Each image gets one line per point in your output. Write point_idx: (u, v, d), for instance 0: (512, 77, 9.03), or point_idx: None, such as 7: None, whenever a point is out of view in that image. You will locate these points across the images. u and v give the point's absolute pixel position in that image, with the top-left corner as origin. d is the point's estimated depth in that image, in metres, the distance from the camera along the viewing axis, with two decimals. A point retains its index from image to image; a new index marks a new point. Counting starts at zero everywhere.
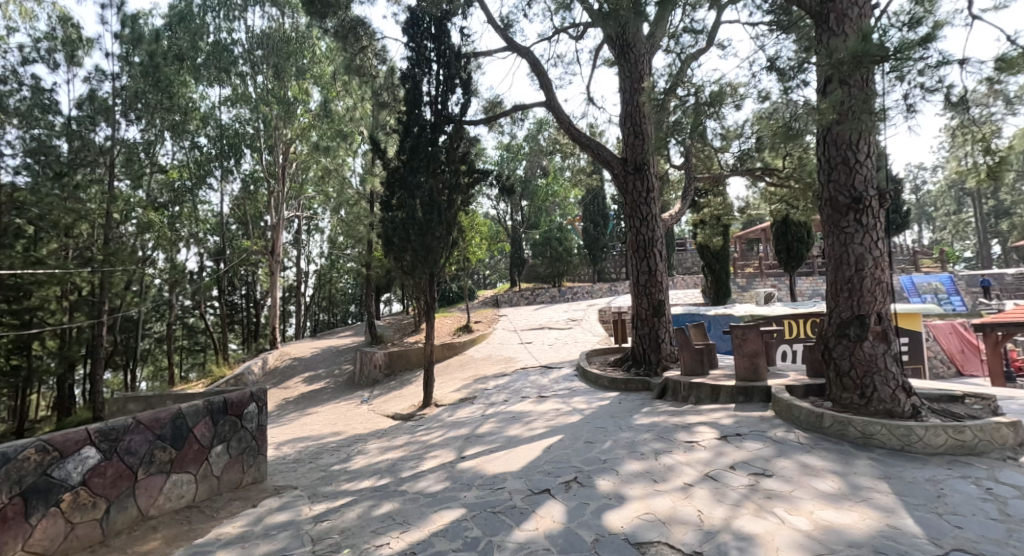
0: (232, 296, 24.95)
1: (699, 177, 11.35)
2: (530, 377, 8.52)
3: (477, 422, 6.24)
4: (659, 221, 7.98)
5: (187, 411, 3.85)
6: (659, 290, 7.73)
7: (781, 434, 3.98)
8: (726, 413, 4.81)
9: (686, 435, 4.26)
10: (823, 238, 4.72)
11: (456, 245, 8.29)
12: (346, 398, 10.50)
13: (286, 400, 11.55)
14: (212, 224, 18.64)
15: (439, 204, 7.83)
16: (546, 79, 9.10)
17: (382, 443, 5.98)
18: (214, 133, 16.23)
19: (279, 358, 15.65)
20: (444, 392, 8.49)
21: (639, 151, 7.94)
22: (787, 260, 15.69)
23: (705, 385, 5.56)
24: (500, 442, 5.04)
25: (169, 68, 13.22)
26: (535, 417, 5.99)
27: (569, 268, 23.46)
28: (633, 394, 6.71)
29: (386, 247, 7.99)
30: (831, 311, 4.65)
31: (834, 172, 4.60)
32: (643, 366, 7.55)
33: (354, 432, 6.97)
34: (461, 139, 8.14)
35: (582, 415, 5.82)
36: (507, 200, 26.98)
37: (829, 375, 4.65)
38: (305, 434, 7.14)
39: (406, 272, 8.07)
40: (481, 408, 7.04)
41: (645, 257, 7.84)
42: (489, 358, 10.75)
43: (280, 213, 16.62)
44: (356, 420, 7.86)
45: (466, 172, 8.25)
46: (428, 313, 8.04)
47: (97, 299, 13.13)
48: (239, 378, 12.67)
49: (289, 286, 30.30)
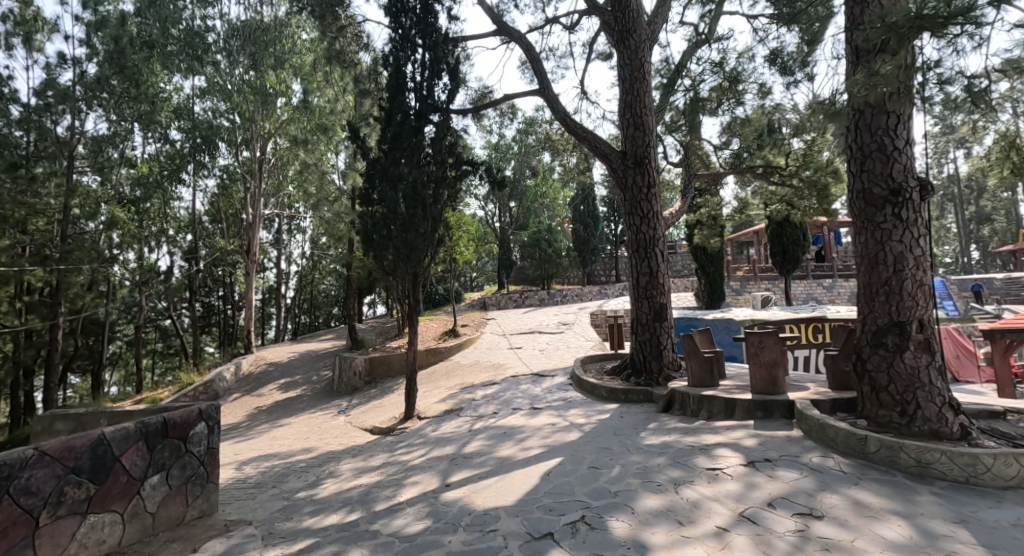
0: (208, 298, 23.92)
1: (698, 174, 10.86)
2: (521, 386, 7.92)
3: (465, 439, 5.61)
4: (661, 219, 7.45)
5: (112, 436, 3.21)
6: (661, 293, 7.20)
7: (818, 460, 3.43)
8: (746, 432, 4.26)
9: (706, 460, 3.69)
10: (856, 235, 4.21)
11: (443, 243, 7.64)
12: (323, 407, 9.79)
13: (258, 409, 10.78)
14: (185, 221, 17.70)
15: (424, 197, 7.17)
16: (540, 68, 8.55)
17: (357, 463, 5.32)
18: (185, 126, 15.33)
19: (255, 363, 14.77)
20: (428, 402, 7.83)
21: (640, 144, 7.41)
22: (783, 264, 15.29)
23: (719, 398, 5.01)
24: (491, 466, 4.41)
25: (140, 57, 12.44)
26: (529, 433, 5.38)
27: (558, 270, 22.91)
28: (636, 406, 6.15)
29: (365, 244, 7.35)
30: (864, 316, 4.13)
31: (868, 160, 4.10)
32: (643, 376, 6.99)
33: (327, 448, 6.29)
34: (448, 130, 7.53)
35: (582, 431, 5.24)
36: (496, 201, 26.38)
37: (861, 390, 4.12)
38: (272, 450, 6.43)
39: (387, 272, 7.41)
40: (469, 422, 6.40)
41: (646, 258, 7.30)
42: (477, 365, 10.11)
43: (256, 211, 15.80)
44: (330, 434, 7.16)
45: (454, 163, 7.59)
46: (412, 317, 7.38)
47: (53, 301, 12.30)
48: (209, 384, 11.82)
49: (269, 287, 29.27)
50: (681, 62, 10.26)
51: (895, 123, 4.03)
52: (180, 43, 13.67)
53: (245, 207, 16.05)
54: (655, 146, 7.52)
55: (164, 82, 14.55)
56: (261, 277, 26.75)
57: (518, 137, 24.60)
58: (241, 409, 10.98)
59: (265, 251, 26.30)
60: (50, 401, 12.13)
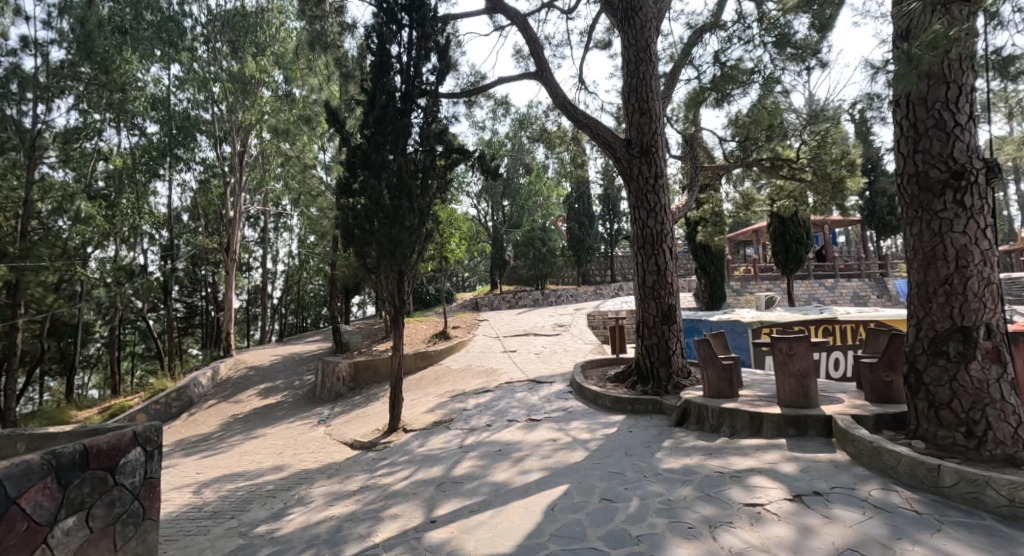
0: (190, 297, 23.08)
1: (704, 168, 10.19)
2: (517, 394, 7.31)
3: (455, 457, 4.99)
4: (669, 213, 6.87)
5: (10, 472, 2.51)
6: (669, 293, 6.62)
7: (880, 495, 2.84)
8: (781, 454, 3.68)
9: (742, 491, 3.10)
10: (907, 227, 3.64)
11: (432, 238, 6.98)
12: (303, 415, 9.12)
13: (233, 417, 10.07)
14: (163, 217, 16.89)
15: (410, 187, 6.49)
16: (538, 50, 7.98)
17: (331, 487, 4.68)
18: (161, 117, 14.47)
19: (234, 366, 14.01)
20: (415, 412, 7.19)
21: (646, 131, 6.84)
22: (785, 262, 14.78)
23: (743, 411, 4.43)
24: (484, 494, 3.79)
25: (112, 44, 11.57)
26: (527, 452, 4.76)
27: (552, 270, 22.30)
28: (644, 419, 5.58)
29: (346, 240, 6.63)
30: (919, 320, 3.55)
31: (924, 140, 3.52)
32: (650, 383, 6.40)
33: (301, 466, 5.64)
34: (437, 115, 6.92)
35: (586, 448, 4.65)
36: (488, 199, 25.81)
37: (915, 405, 3.55)
38: (239, 468, 5.77)
39: (368, 271, 6.70)
40: (459, 436, 5.78)
41: (653, 254, 6.71)
42: (469, 370, 9.49)
43: (237, 206, 15.02)
44: (307, 448, 6.51)
45: (445, 151, 6.92)
46: (397, 319, 6.72)
47: (13, 300, 11.61)
48: (181, 391, 11.21)
49: (255, 287, 28.42)
50: (685, 50, 9.74)
51: (957, 95, 3.46)
52: (150, 28, 12.54)
53: (225, 203, 15.27)
54: (663, 133, 6.96)
55: (139, 71, 13.58)
56: (245, 277, 25.95)
57: (510, 134, 24.10)
58: (216, 417, 10.28)
59: (250, 249, 25.46)
60: (8, 410, 11.34)
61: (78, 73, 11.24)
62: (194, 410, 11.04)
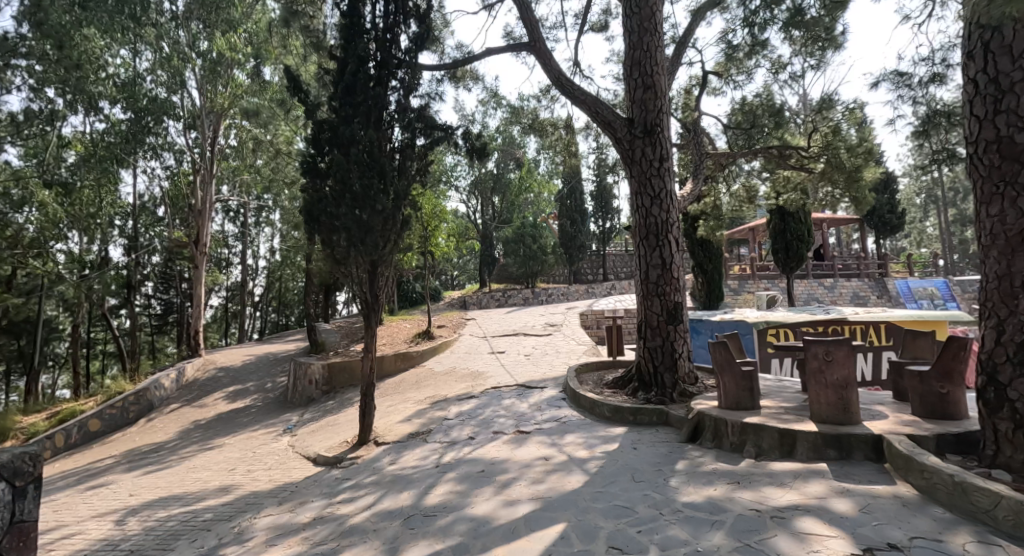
0: (164, 294, 22.01)
1: (710, 154, 9.29)
2: (504, 401, 6.58)
3: (430, 480, 4.23)
4: (674, 200, 6.18)
5: None
6: (674, 289, 5.92)
7: (981, 553, 2.15)
8: (828, 486, 2.98)
9: (792, 540, 2.40)
10: (986, 204, 2.94)
11: (410, 226, 6.15)
12: (269, 422, 8.33)
13: (193, 423, 9.21)
14: (130, 207, 15.92)
15: (384, 165, 5.67)
16: (531, 22, 7.26)
17: (279, 517, 3.89)
18: (124, 100, 13.03)
19: (202, 367, 13.11)
20: (390, 421, 6.41)
21: (651, 108, 6.15)
22: (786, 261, 14.16)
23: (771, 427, 3.73)
24: (460, 534, 3.04)
25: (70, 18, 10.30)
26: (515, 474, 4.02)
27: (544, 268, 21.53)
28: (649, 432, 4.87)
29: (311, 227, 5.78)
30: (1001, 321, 2.87)
31: (1011, 96, 2.83)
32: (654, 390, 5.72)
33: (251, 488, 4.84)
34: (416, 88, 6.14)
35: (586, 470, 3.92)
36: (478, 195, 25.13)
37: (996, 426, 2.86)
38: (179, 489, 4.97)
39: (336, 263, 5.86)
40: (437, 451, 5.03)
41: (657, 246, 6.01)
42: (453, 373, 8.74)
43: (207, 196, 14.09)
44: (263, 463, 5.72)
45: (424, 128, 6.10)
46: (369, 317, 5.91)
47: None
48: (141, 394, 10.34)
49: (234, 284, 27.33)
50: (688, 31, 9.07)
51: None
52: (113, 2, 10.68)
53: (195, 192, 14.31)
54: (669, 111, 6.27)
55: (107, 53, 12.62)
56: (224, 273, 24.97)
57: (501, 128, 23.47)
58: (176, 423, 9.42)
59: (228, 243, 24.46)
60: None
61: (44, 51, 10.24)
62: (154, 416, 10.18)
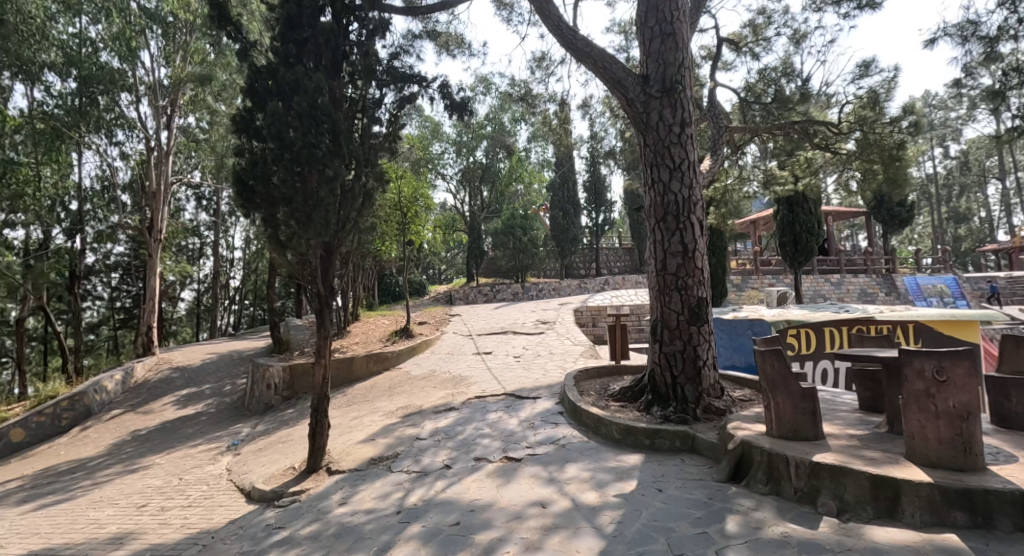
0: (130, 285, 20.60)
1: (728, 128, 8.15)
2: (491, 416, 5.48)
3: (385, 536, 3.10)
4: (697, 174, 5.10)
5: None
6: (697, 282, 4.86)
7: None
8: None
9: None
10: None
11: (374, 201, 4.98)
12: (215, 435, 7.15)
13: (130, 434, 7.98)
14: (79, 189, 14.51)
15: (338, 122, 4.49)
16: None
17: None
18: (71, 70, 11.71)
19: (155, 367, 11.84)
20: (350, 441, 5.25)
21: (670, 62, 5.05)
22: (794, 255, 13.21)
23: (859, 471, 2.65)
24: None
25: None
26: (502, 532, 2.91)
27: (535, 262, 20.33)
28: (674, 464, 3.80)
29: (243, 197, 4.54)
30: None
31: None
32: (672, 407, 4.63)
33: (155, 537, 3.70)
34: (381, 31, 4.97)
35: (600, 530, 2.80)
36: (466, 186, 23.94)
37: None
38: (60, 538, 3.80)
39: (279, 246, 4.66)
40: (402, 486, 3.92)
41: (677, 230, 4.92)
42: (432, 377, 7.63)
43: (162, 178, 12.79)
44: (185, 497, 4.56)
45: (391, 82, 4.94)
46: (322, 314, 4.74)
47: None
48: (76, 399, 9.07)
49: (207, 277, 25.87)
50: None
51: None
52: None
53: (148, 173, 12.89)
54: (690, 67, 5.18)
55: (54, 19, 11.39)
56: (195, 265, 23.56)
57: (490, 114, 22.47)
58: (110, 434, 8.17)
59: (199, 233, 23.11)
60: None
61: None
62: (89, 424, 8.94)
